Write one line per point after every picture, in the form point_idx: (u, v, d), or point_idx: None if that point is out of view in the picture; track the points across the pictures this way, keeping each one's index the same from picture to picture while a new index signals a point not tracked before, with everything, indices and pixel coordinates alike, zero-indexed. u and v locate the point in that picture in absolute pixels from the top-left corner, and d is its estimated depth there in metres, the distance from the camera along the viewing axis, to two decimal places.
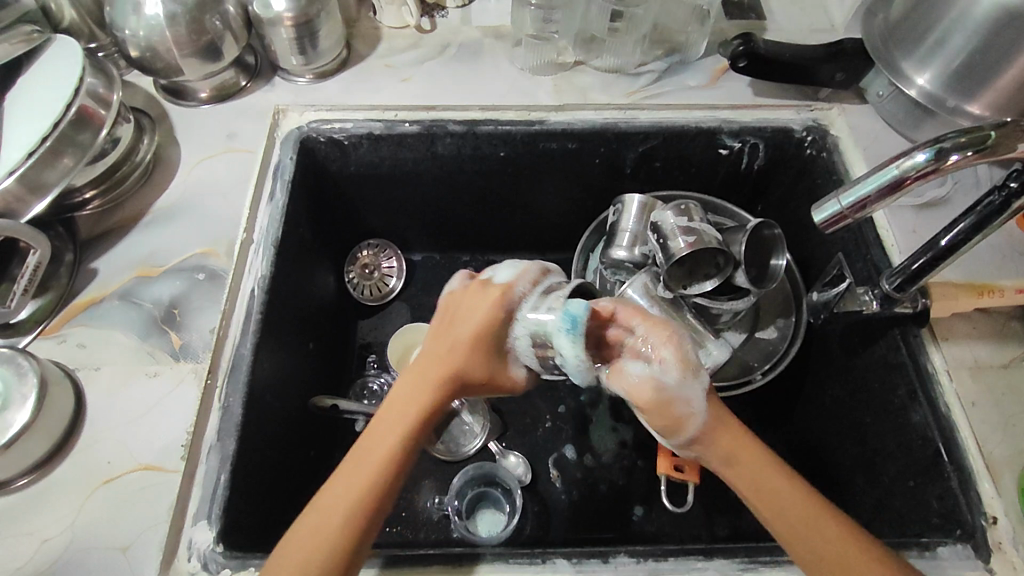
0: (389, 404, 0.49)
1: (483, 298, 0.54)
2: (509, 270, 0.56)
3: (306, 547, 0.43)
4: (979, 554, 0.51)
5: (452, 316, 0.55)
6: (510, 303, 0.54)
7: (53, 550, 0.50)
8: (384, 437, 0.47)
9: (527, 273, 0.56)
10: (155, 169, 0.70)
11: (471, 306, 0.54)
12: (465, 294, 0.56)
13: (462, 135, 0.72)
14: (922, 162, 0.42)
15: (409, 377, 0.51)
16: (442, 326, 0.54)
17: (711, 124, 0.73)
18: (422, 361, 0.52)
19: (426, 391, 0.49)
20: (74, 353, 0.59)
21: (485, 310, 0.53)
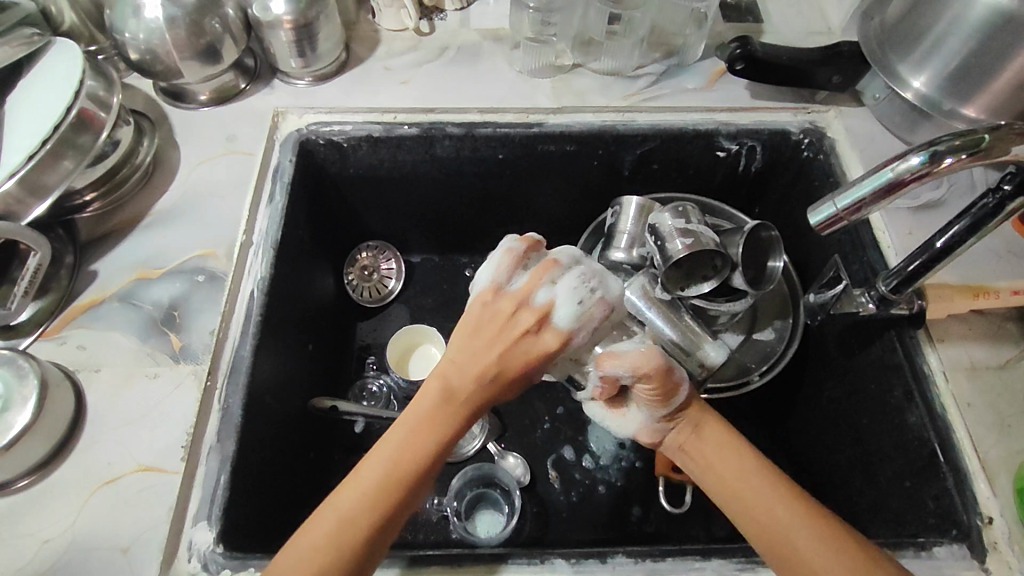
0: (422, 420, 0.49)
1: (537, 338, 0.52)
2: (574, 309, 0.53)
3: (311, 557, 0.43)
4: (974, 554, 0.52)
5: (500, 342, 0.51)
6: (563, 352, 0.53)
7: (54, 551, 0.50)
8: (419, 447, 0.48)
9: (591, 319, 0.53)
10: (155, 171, 0.70)
11: (522, 342, 0.52)
12: (518, 323, 0.52)
13: (461, 137, 0.73)
14: (917, 165, 0.42)
15: (443, 398, 0.50)
16: (486, 350, 0.51)
17: (709, 127, 0.73)
18: (459, 382, 0.50)
19: (456, 416, 0.50)
20: (75, 355, 0.59)
21: (537, 359, 0.52)
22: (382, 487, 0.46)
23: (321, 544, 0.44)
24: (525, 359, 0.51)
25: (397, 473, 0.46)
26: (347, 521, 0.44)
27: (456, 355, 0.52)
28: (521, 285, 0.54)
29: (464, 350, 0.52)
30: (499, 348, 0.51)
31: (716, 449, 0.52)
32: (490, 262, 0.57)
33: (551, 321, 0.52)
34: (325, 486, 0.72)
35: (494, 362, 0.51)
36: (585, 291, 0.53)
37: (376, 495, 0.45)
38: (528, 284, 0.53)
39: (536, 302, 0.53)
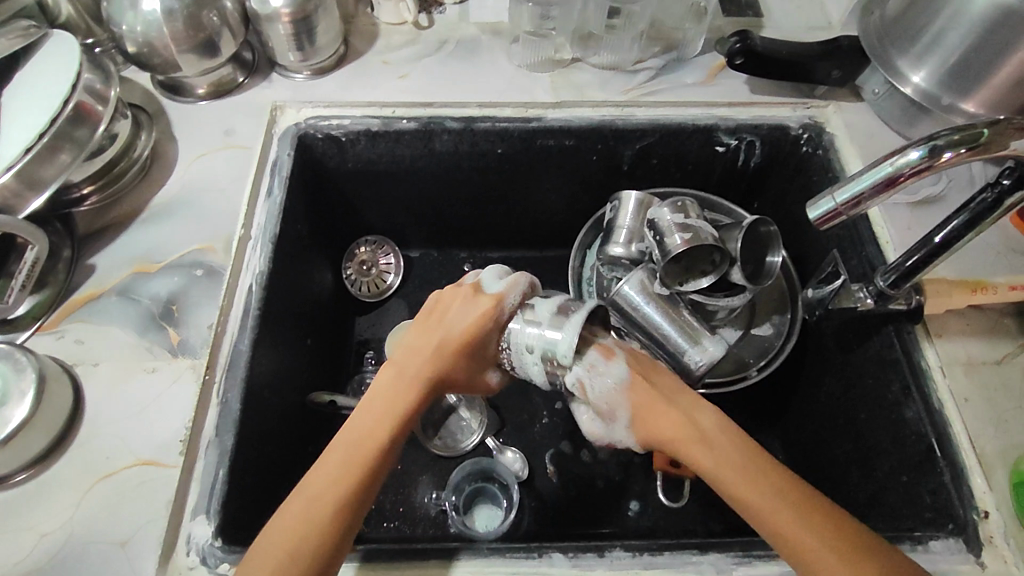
0: (380, 395, 0.51)
1: (472, 307, 0.55)
2: (500, 280, 0.57)
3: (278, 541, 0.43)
4: (970, 547, 0.52)
5: (440, 318, 0.55)
6: (499, 316, 0.54)
7: (53, 545, 0.50)
8: (377, 417, 0.49)
9: (517, 284, 0.56)
10: (153, 165, 0.70)
11: (460, 311, 0.55)
12: (457, 294, 0.56)
13: (459, 131, 0.73)
14: (916, 160, 0.42)
15: (395, 373, 0.53)
16: (430, 327, 0.55)
17: (708, 122, 0.73)
18: (410, 359, 0.53)
19: (410, 391, 0.51)
20: (73, 349, 0.59)
21: (473, 317, 0.54)
22: (353, 464, 0.46)
23: (291, 530, 0.44)
24: (462, 327, 0.54)
25: (365, 450, 0.47)
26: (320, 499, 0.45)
27: (405, 339, 0.55)
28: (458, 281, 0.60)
29: (412, 334, 0.55)
30: (440, 323, 0.55)
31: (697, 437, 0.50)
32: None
33: (480, 291, 0.56)
34: None
35: (437, 335, 0.54)
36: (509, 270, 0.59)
37: (345, 472, 0.46)
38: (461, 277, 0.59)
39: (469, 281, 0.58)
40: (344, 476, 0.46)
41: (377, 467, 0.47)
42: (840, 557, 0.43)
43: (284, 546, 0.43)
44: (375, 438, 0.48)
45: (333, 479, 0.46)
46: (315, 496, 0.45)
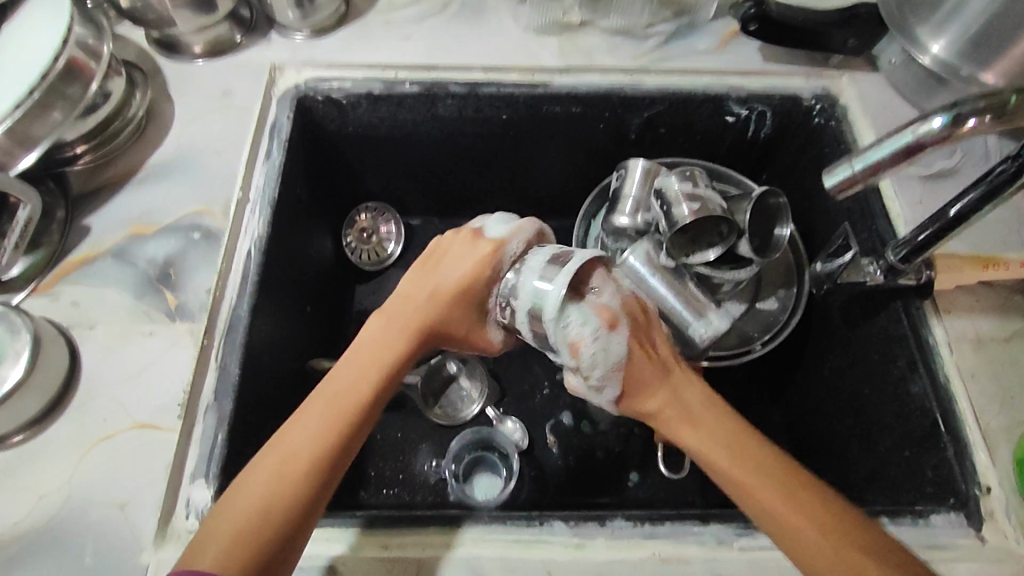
0: (366, 344, 0.50)
1: (469, 256, 0.53)
2: (503, 225, 0.55)
3: (252, 497, 0.42)
4: (971, 522, 0.52)
5: (436, 267, 0.54)
6: (497, 262, 0.53)
7: (51, 506, 0.50)
8: (363, 367, 0.48)
9: (520, 231, 0.54)
10: (149, 125, 0.68)
11: (458, 260, 0.54)
12: (454, 242, 0.55)
13: (464, 96, 0.71)
14: (938, 128, 0.40)
15: (387, 324, 0.51)
16: (424, 277, 0.54)
17: (718, 90, 0.71)
18: (404, 306, 0.52)
19: (402, 341, 0.50)
20: (68, 311, 0.58)
21: (473, 267, 0.53)
22: (328, 430, 0.45)
23: (260, 490, 0.42)
24: (458, 277, 0.52)
25: (338, 412, 0.46)
26: (287, 472, 0.43)
27: (400, 287, 0.54)
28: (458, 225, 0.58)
29: (405, 283, 0.54)
30: (437, 273, 0.54)
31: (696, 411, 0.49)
32: (448, 225, 0.62)
33: (480, 239, 0.54)
34: None
35: (431, 285, 0.53)
36: (510, 214, 0.57)
37: (326, 429, 0.45)
38: (463, 221, 0.58)
39: (469, 225, 0.56)
40: (317, 447, 0.44)
41: (359, 423, 0.46)
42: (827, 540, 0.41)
43: (254, 505, 0.42)
44: (360, 392, 0.47)
45: (304, 448, 0.44)
46: (280, 467, 0.43)
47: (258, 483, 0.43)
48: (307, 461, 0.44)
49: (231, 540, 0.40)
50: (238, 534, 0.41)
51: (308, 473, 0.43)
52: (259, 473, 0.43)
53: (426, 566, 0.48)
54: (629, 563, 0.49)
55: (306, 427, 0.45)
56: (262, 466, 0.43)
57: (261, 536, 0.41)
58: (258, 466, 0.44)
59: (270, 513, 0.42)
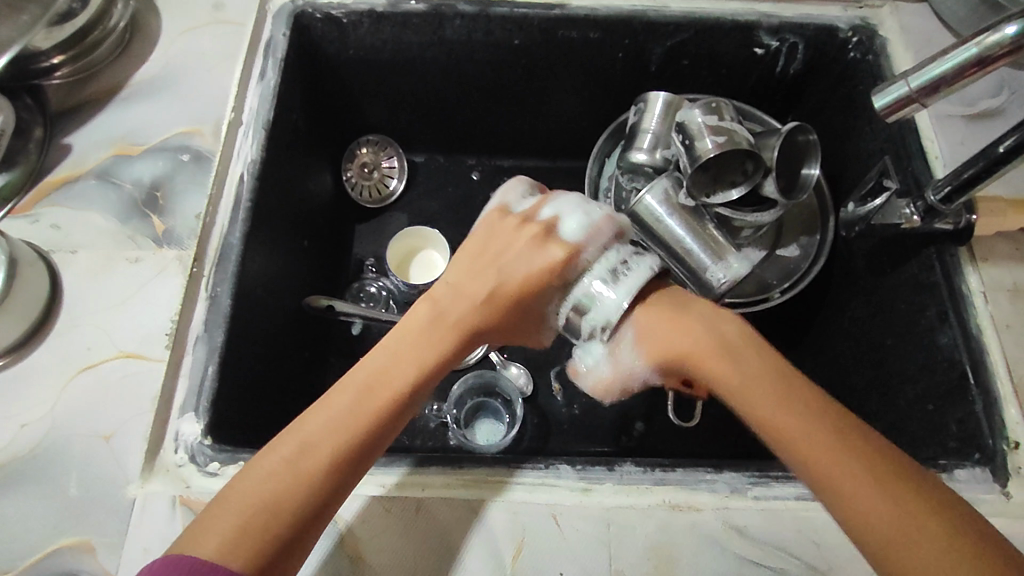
0: (410, 338, 0.47)
1: (537, 252, 0.50)
2: (579, 223, 0.51)
3: (268, 477, 0.40)
4: (997, 477, 0.49)
5: (498, 254, 0.51)
6: (569, 269, 0.50)
7: (33, 435, 0.47)
8: (401, 366, 0.45)
9: (600, 232, 0.51)
10: (134, 39, 0.63)
11: (523, 254, 0.50)
12: (521, 236, 0.51)
13: (474, 17, 0.65)
14: (1011, 37, 0.36)
15: (434, 313, 0.48)
16: (485, 272, 0.50)
17: (749, 18, 0.66)
18: (456, 301, 0.49)
19: (448, 339, 0.47)
20: (49, 235, 0.55)
21: (539, 272, 0.49)
22: (347, 431, 0.42)
23: (275, 471, 0.40)
24: (523, 275, 0.49)
25: (362, 414, 0.43)
26: (293, 469, 0.40)
27: (454, 275, 0.51)
28: (528, 208, 0.54)
29: (460, 271, 0.51)
30: (500, 261, 0.50)
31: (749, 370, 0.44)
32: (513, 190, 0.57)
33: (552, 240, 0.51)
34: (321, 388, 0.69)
35: (489, 278, 0.50)
36: (591, 205, 0.52)
37: (355, 420, 0.42)
38: (534, 207, 0.53)
39: (541, 217, 0.52)
40: (330, 447, 0.41)
41: (384, 431, 0.43)
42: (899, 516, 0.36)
43: (267, 483, 0.39)
44: (393, 397, 0.44)
45: (322, 441, 0.41)
46: (286, 463, 0.40)
47: (268, 467, 0.40)
48: (315, 461, 0.40)
49: (223, 539, 0.37)
50: (245, 522, 0.38)
51: (320, 471, 0.40)
52: (262, 465, 0.40)
53: (424, 506, 0.46)
54: (637, 509, 0.47)
55: (329, 416, 0.42)
56: (263, 463, 0.40)
57: (258, 539, 0.38)
58: (267, 453, 0.41)
59: (285, 498, 0.39)
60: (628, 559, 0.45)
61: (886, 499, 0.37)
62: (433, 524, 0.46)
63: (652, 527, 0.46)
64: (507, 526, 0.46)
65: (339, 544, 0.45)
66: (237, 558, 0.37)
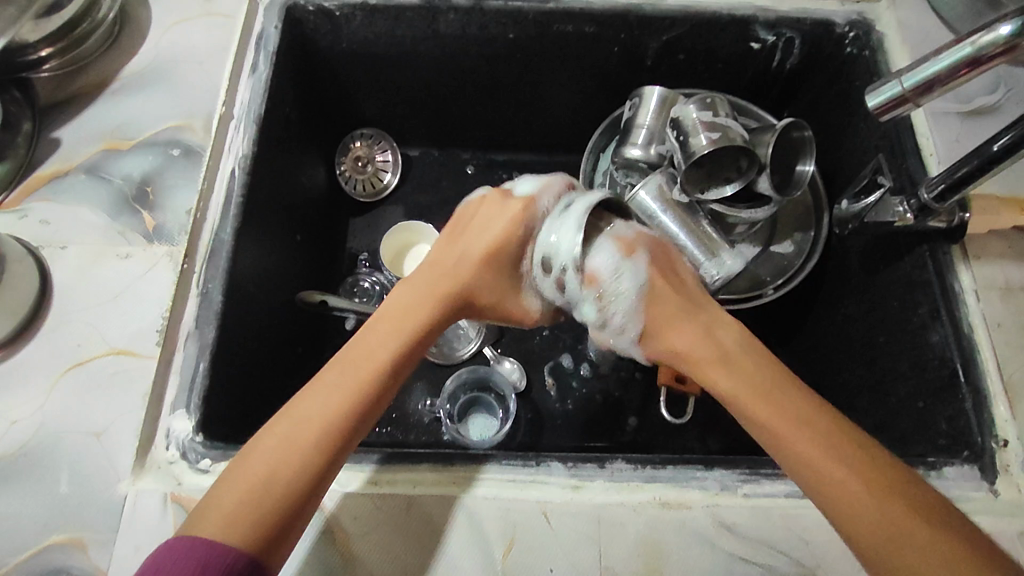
0: (392, 311, 0.47)
1: (502, 216, 0.51)
2: (533, 183, 0.52)
3: (269, 457, 0.40)
4: (985, 475, 0.49)
5: (467, 230, 0.52)
6: (532, 221, 0.50)
7: (23, 432, 0.47)
8: (383, 334, 0.46)
9: (551, 187, 0.52)
10: (122, 31, 0.62)
11: (489, 221, 0.51)
12: (487, 207, 0.53)
13: (467, 11, 0.65)
14: (1004, 37, 0.36)
15: (414, 287, 0.49)
16: (461, 243, 0.51)
17: (745, 13, 0.65)
18: (437, 274, 0.50)
19: (430, 306, 0.48)
20: (38, 230, 0.54)
21: (506, 232, 0.50)
22: (339, 400, 0.42)
23: (275, 451, 0.40)
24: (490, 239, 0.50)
25: (351, 379, 0.43)
26: (295, 442, 0.40)
27: (434, 255, 0.52)
28: (491, 186, 0.55)
29: (438, 250, 0.52)
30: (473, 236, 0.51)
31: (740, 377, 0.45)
32: (475, 178, 0.59)
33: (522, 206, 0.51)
34: None
35: (464, 249, 0.51)
36: (542, 165, 0.54)
37: (342, 391, 0.42)
38: (496, 183, 0.55)
39: (500, 187, 0.54)
40: (327, 417, 0.41)
41: (369, 397, 0.43)
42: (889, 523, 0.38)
43: (269, 465, 0.39)
44: (380, 362, 0.44)
45: (318, 417, 0.41)
46: (288, 438, 0.40)
47: (268, 448, 0.40)
48: (314, 432, 0.41)
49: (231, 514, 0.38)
50: (247, 498, 0.38)
51: (317, 442, 0.40)
52: (267, 442, 0.40)
53: (416, 503, 0.46)
54: (628, 506, 0.47)
55: (322, 394, 0.42)
56: (267, 440, 0.40)
57: (263, 514, 0.38)
58: (266, 435, 0.41)
59: (285, 476, 0.39)
60: (619, 557, 0.45)
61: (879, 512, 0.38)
62: (425, 521, 0.46)
63: (642, 524, 0.46)
64: (498, 524, 0.46)
65: (330, 541, 0.45)
66: (241, 536, 0.37)
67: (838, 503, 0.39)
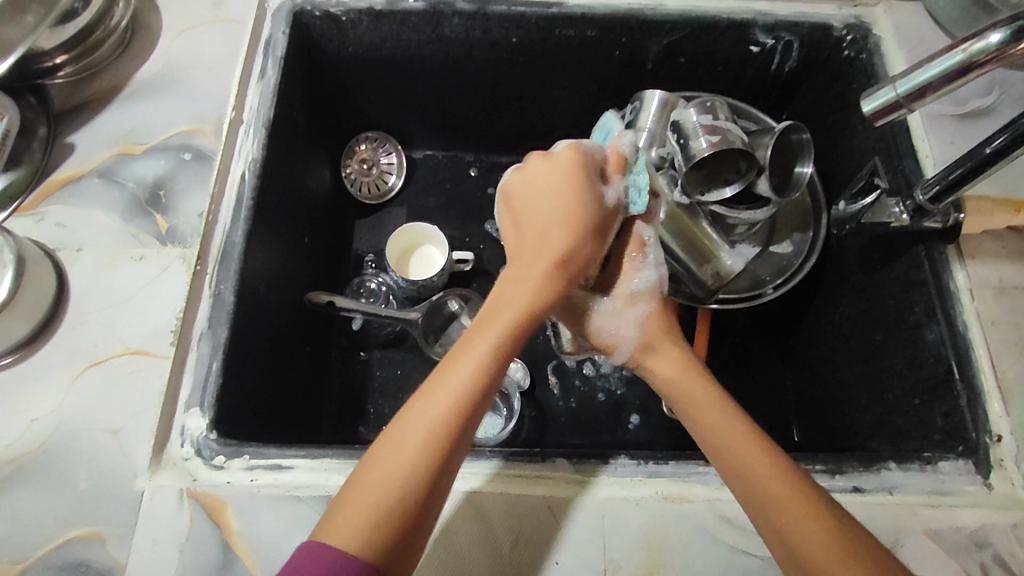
0: (454, 357, 0.42)
1: (547, 229, 0.48)
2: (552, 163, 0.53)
3: (377, 497, 0.38)
4: (979, 469, 0.51)
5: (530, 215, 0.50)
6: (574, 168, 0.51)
7: (43, 429, 0.49)
8: (468, 361, 0.42)
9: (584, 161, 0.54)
10: (134, 38, 0.63)
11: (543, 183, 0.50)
12: (536, 215, 0.50)
13: (471, 15, 0.66)
14: (995, 45, 0.37)
15: (521, 258, 0.48)
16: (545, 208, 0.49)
17: (744, 17, 0.66)
18: (510, 280, 0.47)
19: (519, 285, 0.46)
20: (54, 233, 0.55)
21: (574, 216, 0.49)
22: (466, 402, 0.40)
23: (387, 482, 0.38)
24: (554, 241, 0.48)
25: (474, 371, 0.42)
26: (428, 460, 0.39)
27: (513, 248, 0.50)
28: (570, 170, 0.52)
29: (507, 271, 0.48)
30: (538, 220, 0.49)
31: (674, 377, 0.49)
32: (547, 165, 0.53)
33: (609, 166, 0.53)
34: (322, 381, 0.71)
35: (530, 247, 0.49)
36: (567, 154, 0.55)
37: (440, 426, 0.40)
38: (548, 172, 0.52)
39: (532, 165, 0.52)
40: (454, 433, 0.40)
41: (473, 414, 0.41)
42: (816, 521, 0.40)
43: (383, 497, 0.38)
44: (493, 349, 0.43)
45: (419, 455, 0.39)
46: (420, 460, 0.39)
47: (379, 478, 0.38)
48: (448, 421, 0.40)
49: (363, 534, 0.37)
50: (366, 527, 0.37)
51: (428, 463, 0.39)
52: (381, 465, 0.39)
53: None
54: (631, 501, 0.48)
55: (415, 426, 0.40)
56: (404, 439, 0.39)
57: (393, 534, 0.37)
58: (373, 466, 0.39)
59: (394, 507, 0.38)
60: (622, 549, 0.46)
61: (796, 506, 0.40)
62: None
63: (645, 517, 0.47)
64: (505, 516, 0.47)
65: None
66: (372, 553, 0.37)
67: (755, 488, 0.42)
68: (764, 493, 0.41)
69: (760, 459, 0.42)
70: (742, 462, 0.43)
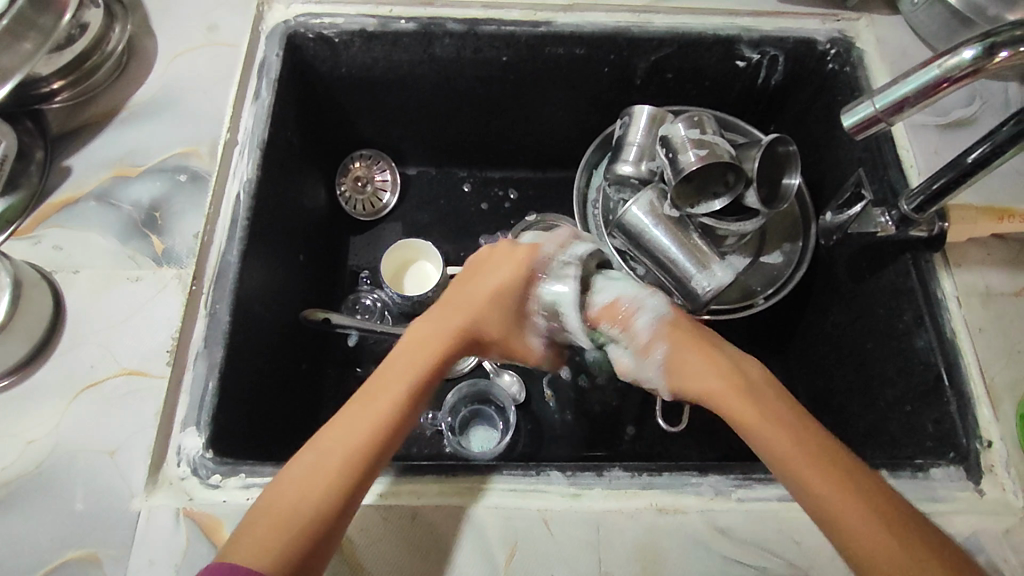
0: (369, 393, 0.47)
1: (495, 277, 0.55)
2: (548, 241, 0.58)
3: (279, 504, 0.42)
4: (970, 476, 0.51)
5: (471, 277, 0.56)
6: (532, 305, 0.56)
7: (40, 451, 0.49)
8: (385, 396, 0.47)
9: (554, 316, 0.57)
10: (130, 63, 0.64)
11: (494, 267, 0.56)
12: (491, 259, 0.57)
13: (462, 35, 0.67)
14: (969, 60, 0.38)
15: (446, 308, 0.54)
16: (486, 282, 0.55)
17: (729, 32, 0.67)
18: (442, 321, 0.53)
19: (445, 333, 0.51)
20: (51, 256, 0.56)
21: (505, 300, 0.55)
22: (371, 435, 0.45)
23: (289, 494, 0.42)
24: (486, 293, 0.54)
25: (380, 407, 0.46)
26: (319, 484, 0.42)
27: (447, 298, 0.55)
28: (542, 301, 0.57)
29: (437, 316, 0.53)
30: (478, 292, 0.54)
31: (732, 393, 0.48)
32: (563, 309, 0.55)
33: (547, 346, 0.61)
34: (318, 399, 0.71)
35: (468, 293, 0.54)
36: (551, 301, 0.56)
37: (347, 450, 0.44)
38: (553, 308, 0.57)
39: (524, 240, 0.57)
40: (355, 456, 0.44)
41: (382, 447, 0.45)
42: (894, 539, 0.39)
43: (283, 512, 0.42)
44: (394, 395, 0.47)
45: (324, 475, 0.43)
46: (310, 480, 0.43)
47: (292, 488, 0.43)
48: (352, 451, 0.44)
49: (259, 546, 0.40)
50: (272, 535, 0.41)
51: (330, 482, 0.43)
52: (293, 476, 0.43)
53: (420, 516, 0.48)
54: (625, 512, 0.48)
55: (333, 443, 0.44)
56: (308, 467, 0.43)
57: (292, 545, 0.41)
58: (289, 482, 0.43)
59: (296, 521, 0.41)
60: (617, 561, 0.47)
61: (867, 526, 0.40)
62: (428, 529, 0.47)
63: (640, 529, 0.48)
64: (501, 530, 0.47)
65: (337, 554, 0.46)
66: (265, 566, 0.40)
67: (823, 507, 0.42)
68: (832, 511, 0.41)
69: (829, 475, 0.42)
70: (816, 490, 0.42)
